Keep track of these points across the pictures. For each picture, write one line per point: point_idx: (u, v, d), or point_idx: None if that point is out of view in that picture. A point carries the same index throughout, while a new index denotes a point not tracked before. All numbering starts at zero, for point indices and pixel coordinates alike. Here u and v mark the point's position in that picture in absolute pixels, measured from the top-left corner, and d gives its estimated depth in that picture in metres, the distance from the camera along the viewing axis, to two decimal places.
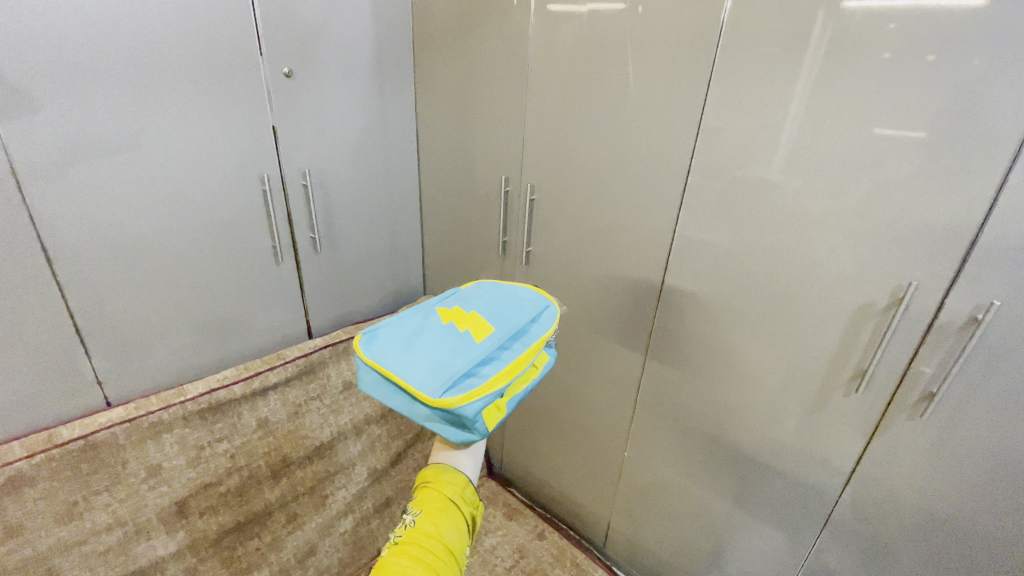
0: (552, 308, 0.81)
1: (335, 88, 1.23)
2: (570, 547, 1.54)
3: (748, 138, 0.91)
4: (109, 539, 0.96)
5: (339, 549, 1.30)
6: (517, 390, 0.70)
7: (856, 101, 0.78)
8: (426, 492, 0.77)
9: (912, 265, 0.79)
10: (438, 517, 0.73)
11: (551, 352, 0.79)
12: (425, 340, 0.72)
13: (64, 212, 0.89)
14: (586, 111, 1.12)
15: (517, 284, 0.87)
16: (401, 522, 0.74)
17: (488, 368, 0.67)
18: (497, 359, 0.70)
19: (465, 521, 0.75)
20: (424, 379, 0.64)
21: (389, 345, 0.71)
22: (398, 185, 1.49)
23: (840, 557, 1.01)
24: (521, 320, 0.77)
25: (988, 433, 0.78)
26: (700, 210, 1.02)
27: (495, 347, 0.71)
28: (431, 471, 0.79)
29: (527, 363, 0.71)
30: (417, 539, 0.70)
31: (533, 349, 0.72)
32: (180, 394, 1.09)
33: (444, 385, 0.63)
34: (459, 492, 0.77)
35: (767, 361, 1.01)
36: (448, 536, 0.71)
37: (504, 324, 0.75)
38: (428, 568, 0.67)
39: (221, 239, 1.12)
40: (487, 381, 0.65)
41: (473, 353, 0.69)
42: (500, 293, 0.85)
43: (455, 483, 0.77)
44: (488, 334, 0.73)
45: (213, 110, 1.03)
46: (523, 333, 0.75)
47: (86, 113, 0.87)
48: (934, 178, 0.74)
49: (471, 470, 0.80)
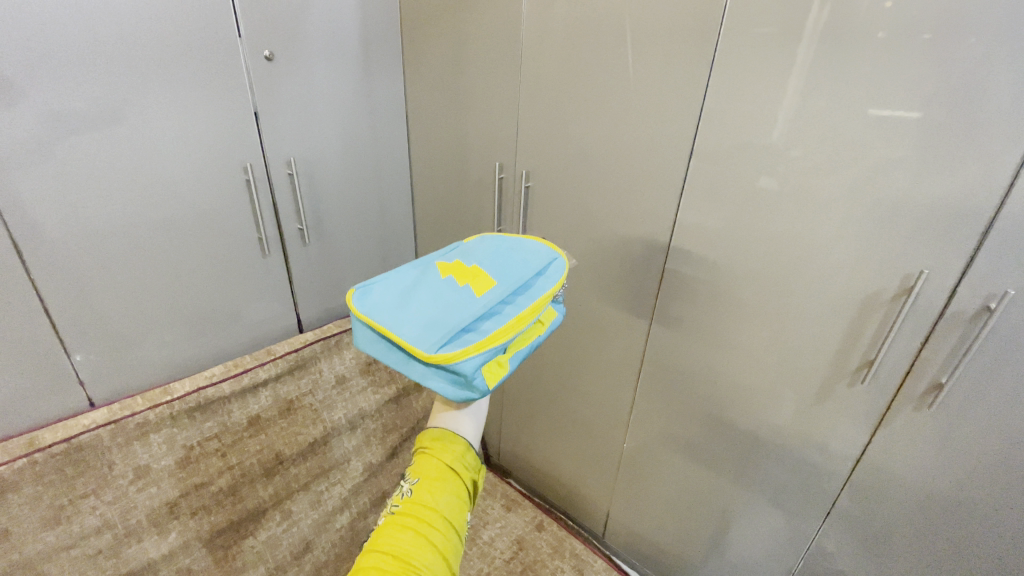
0: (561, 258, 0.75)
1: (319, 72, 1.17)
2: (570, 538, 1.45)
3: (751, 119, 0.87)
4: (98, 543, 0.92)
5: (336, 544, 1.25)
6: (520, 346, 0.66)
7: (864, 82, 0.74)
8: (422, 459, 0.70)
9: (921, 252, 0.76)
10: (436, 484, 0.66)
11: (559, 307, 0.74)
12: (422, 294, 0.65)
13: (39, 206, 0.85)
14: (583, 94, 1.07)
15: (523, 232, 0.79)
16: (399, 491, 0.68)
17: (488, 323, 0.62)
18: (499, 313, 0.65)
19: (465, 488, 0.69)
20: (419, 335, 0.60)
21: (384, 300, 0.65)
22: (388, 173, 1.44)
23: (840, 546, 1.00)
24: (527, 271, 0.71)
25: (995, 423, 0.76)
26: (700, 197, 0.98)
27: (497, 301, 0.65)
28: (429, 435, 0.72)
29: (531, 317, 0.66)
30: (415, 509, 0.64)
31: (539, 303, 0.67)
32: (166, 393, 1.06)
33: (441, 342, 0.58)
34: (458, 458, 0.70)
35: (771, 351, 0.98)
36: (446, 506, 0.65)
37: (508, 276, 0.69)
38: (428, 540, 0.61)
39: (205, 231, 1.07)
40: (486, 337, 0.60)
41: (473, 306, 0.64)
42: (506, 241, 0.78)
43: (454, 449, 0.70)
44: (491, 286, 0.67)
45: (192, 97, 0.98)
46: (528, 286, 0.70)
47: (59, 101, 0.82)
48: (943, 162, 0.71)
49: (472, 435, 0.74)
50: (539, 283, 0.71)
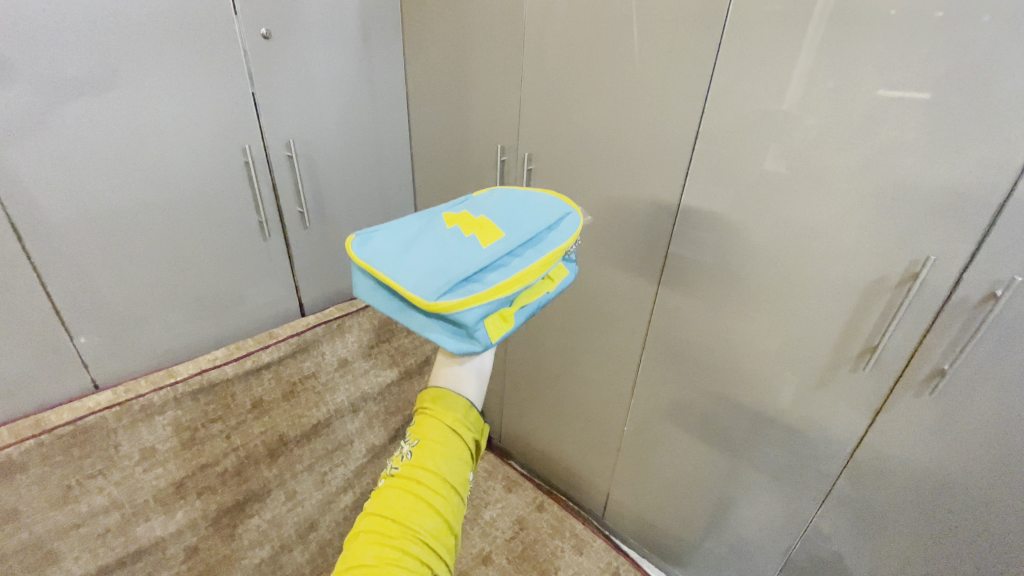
0: (574, 214, 0.72)
1: (318, 51, 1.15)
2: (570, 518, 1.43)
3: (757, 100, 0.85)
4: (107, 522, 0.94)
5: (341, 523, 1.28)
6: (527, 301, 0.63)
7: (876, 63, 0.72)
8: (423, 419, 0.62)
9: (930, 237, 0.75)
10: (437, 450, 0.59)
11: (570, 267, 0.71)
12: (424, 244, 0.63)
13: (37, 189, 0.84)
14: (586, 74, 1.05)
15: (535, 189, 0.76)
16: (398, 452, 0.61)
17: (493, 274, 0.60)
18: (505, 266, 0.62)
19: (469, 450, 0.62)
20: (419, 283, 0.58)
21: (384, 249, 0.64)
22: (389, 154, 1.43)
23: (838, 527, 1.01)
24: (537, 226, 0.68)
25: (997, 409, 0.76)
26: (705, 181, 0.97)
27: (502, 253, 0.63)
28: (429, 393, 0.64)
29: (540, 271, 0.63)
30: (414, 476, 0.58)
31: (548, 257, 0.64)
32: (170, 376, 1.06)
33: (442, 290, 0.57)
34: (460, 420, 0.62)
35: (774, 335, 0.98)
36: (448, 472, 0.58)
37: (516, 229, 0.66)
38: (428, 508, 0.56)
39: (205, 214, 1.06)
40: (490, 287, 0.58)
41: (478, 256, 0.61)
42: (517, 196, 0.75)
43: (456, 410, 0.62)
44: (497, 238, 0.65)
45: (189, 78, 0.96)
46: (537, 241, 0.67)
47: (55, 80, 0.81)
48: (955, 146, 0.69)
49: (473, 394, 0.65)
50: (549, 238, 0.67)
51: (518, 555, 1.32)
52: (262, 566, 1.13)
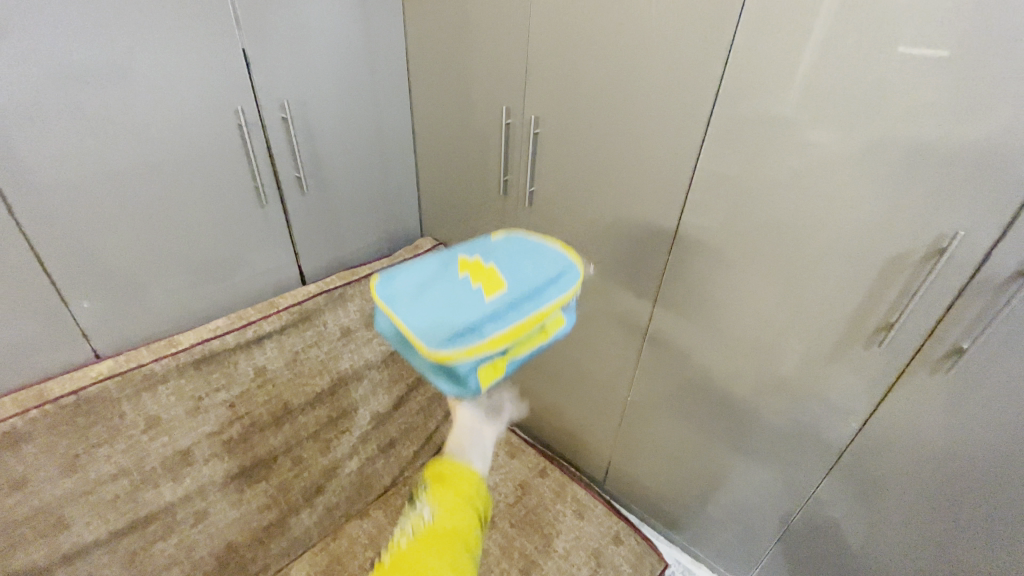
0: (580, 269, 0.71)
1: (310, 3, 1.07)
2: (571, 484, 1.42)
3: (781, 58, 0.78)
4: (116, 488, 0.95)
5: (347, 487, 1.29)
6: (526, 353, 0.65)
7: (919, 19, 0.65)
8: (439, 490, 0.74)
9: (963, 205, 0.70)
10: (455, 511, 0.71)
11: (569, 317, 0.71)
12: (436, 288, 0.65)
13: (23, 155, 0.81)
14: (597, 30, 0.97)
15: (547, 239, 0.75)
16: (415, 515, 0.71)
17: (496, 324, 0.61)
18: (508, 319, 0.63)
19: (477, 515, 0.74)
20: (424, 328, 0.60)
21: (400, 287, 0.66)
22: (389, 116, 1.36)
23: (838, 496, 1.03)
24: (544, 278, 0.67)
25: (1014, 387, 0.75)
26: (722, 148, 0.91)
27: (506, 306, 0.63)
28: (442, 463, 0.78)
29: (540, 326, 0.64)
30: (435, 530, 0.67)
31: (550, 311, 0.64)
32: (172, 345, 1.05)
33: (442, 340, 0.59)
34: (471, 487, 0.75)
35: (791, 307, 0.94)
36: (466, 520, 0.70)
37: (518, 281, 0.66)
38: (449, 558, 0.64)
39: (198, 179, 1.02)
40: (488, 342, 0.60)
41: (482, 308, 0.62)
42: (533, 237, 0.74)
43: (467, 479, 0.76)
44: (504, 293, 0.64)
45: (173, 34, 0.90)
46: (542, 293, 0.66)
47: (32, 37, 0.76)
48: (999, 113, 0.64)
49: (481, 463, 0.80)
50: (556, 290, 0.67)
51: (521, 521, 1.32)
52: (272, 528, 1.15)
